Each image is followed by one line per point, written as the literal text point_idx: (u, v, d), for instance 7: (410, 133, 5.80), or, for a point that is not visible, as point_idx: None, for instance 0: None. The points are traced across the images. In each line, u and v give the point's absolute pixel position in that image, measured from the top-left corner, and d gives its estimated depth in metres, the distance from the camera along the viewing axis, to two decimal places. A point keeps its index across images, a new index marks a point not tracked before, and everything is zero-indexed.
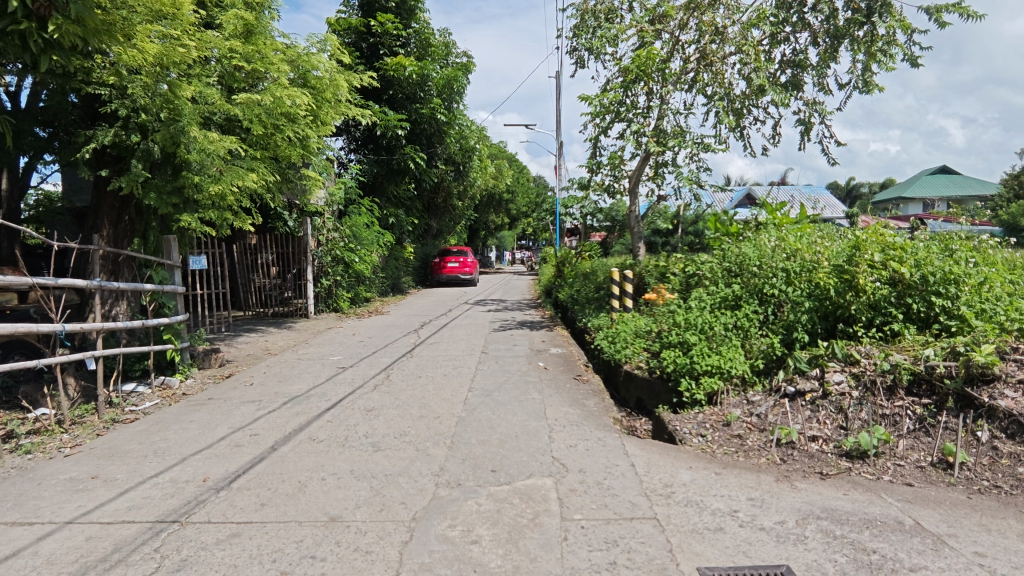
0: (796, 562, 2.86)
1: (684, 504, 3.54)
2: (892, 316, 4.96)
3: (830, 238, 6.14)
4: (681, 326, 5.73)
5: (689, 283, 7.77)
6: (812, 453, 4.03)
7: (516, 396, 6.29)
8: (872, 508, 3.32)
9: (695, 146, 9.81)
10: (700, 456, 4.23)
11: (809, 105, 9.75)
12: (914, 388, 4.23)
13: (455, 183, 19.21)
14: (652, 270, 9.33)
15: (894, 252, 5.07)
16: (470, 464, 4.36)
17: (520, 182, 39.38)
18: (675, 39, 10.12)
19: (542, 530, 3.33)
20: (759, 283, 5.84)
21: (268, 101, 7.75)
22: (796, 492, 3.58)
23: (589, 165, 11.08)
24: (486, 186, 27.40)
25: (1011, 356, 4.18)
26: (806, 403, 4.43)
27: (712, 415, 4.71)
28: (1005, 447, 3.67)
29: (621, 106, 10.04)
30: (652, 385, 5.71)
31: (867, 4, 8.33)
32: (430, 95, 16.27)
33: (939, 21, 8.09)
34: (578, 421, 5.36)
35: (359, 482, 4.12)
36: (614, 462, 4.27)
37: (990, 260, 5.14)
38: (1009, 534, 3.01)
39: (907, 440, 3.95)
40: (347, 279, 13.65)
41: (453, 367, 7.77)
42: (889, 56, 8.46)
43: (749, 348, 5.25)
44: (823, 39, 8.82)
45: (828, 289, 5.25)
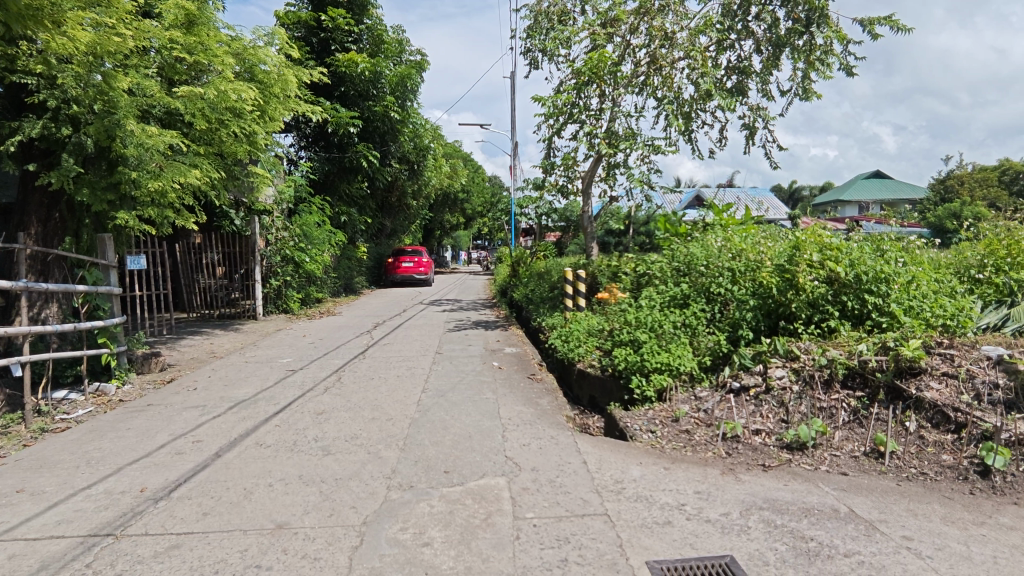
0: (739, 551, 2.96)
1: (634, 500, 3.60)
2: (829, 313, 5.18)
3: (772, 238, 6.38)
4: (632, 325, 5.85)
5: (641, 282, 7.96)
6: (755, 445, 4.17)
7: (470, 396, 6.28)
8: (810, 497, 3.47)
9: (645, 148, 10.03)
10: (650, 452, 4.31)
11: (754, 111, 10.09)
12: (849, 381, 4.44)
13: (409, 182, 18.99)
14: (605, 270, 9.52)
15: (831, 252, 5.28)
16: (422, 466, 4.32)
17: (475, 182, 39.29)
18: (626, 43, 10.31)
19: (494, 530, 3.32)
20: (706, 282, 6.05)
21: (212, 95, 7.43)
22: (740, 484, 3.70)
23: (543, 165, 11.17)
24: (441, 185, 27.23)
25: (936, 351, 4.45)
26: (750, 398, 4.58)
27: (661, 411, 4.81)
28: (931, 436, 3.90)
29: (574, 108, 10.16)
30: (604, 383, 5.80)
31: (806, 15, 8.70)
32: (383, 92, 16.01)
33: (872, 33, 8.53)
34: (532, 420, 5.39)
35: (307, 487, 4.01)
36: (566, 460, 4.31)
37: (918, 260, 5.44)
38: (934, 517, 3.20)
39: (843, 431, 4.14)
40: (297, 279, 13.29)
41: (406, 368, 7.69)
42: (826, 65, 8.86)
43: (696, 346, 5.40)
44: (765, 47, 9.15)
45: (770, 288, 5.46)
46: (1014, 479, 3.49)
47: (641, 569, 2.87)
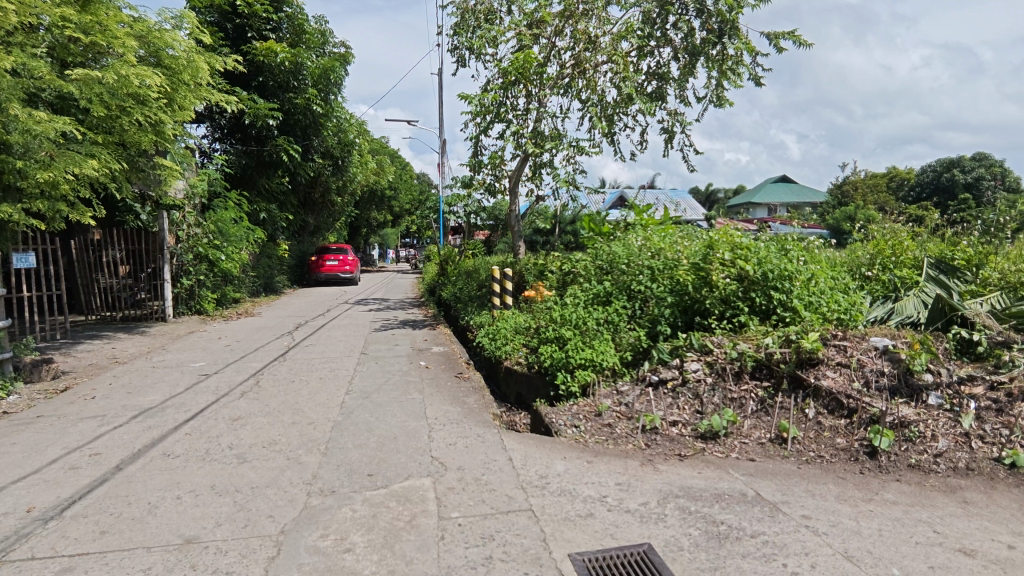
0: (656, 539, 3.08)
1: (558, 494, 3.67)
2: (739, 309, 5.47)
3: (688, 238, 6.66)
4: (557, 322, 5.97)
5: (566, 280, 8.11)
6: (672, 436, 4.35)
7: (396, 396, 6.16)
8: (721, 483, 3.67)
9: (571, 149, 10.25)
10: (573, 446, 4.40)
11: (672, 116, 10.52)
12: (757, 372, 4.72)
13: (333, 177, 18.41)
14: (531, 269, 9.66)
15: (741, 251, 5.59)
16: (345, 470, 4.19)
17: (403, 179, 38.67)
18: (552, 45, 10.46)
19: (419, 532, 3.28)
20: (627, 280, 6.27)
21: (111, 80, 6.83)
22: (658, 474, 3.85)
23: (471, 164, 11.15)
24: (367, 181, 26.60)
25: (832, 342, 4.80)
26: (667, 390, 4.78)
27: (585, 405, 4.91)
28: (827, 421, 4.21)
29: (501, 108, 10.21)
30: (531, 380, 5.87)
31: (719, 26, 9.16)
32: (304, 84, 15.35)
33: (777, 46, 9.11)
34: (459, 418, 5.37)
35: (220, 498, 3.80)
36: (492, 458, 4.33)
37: (818, 259, 5.83)
38: (829, 496, 3.46)
39: (751, 419, 4.39)
40: (212, 279, 12.55)
41: (329, 370, 7.45)
42: (737, 74, 9.39)
43: (618, 341, 5.57)
44: (682, 55, 9.56)
45: (686, 285, 5.73)
46: (896, 458, 3.84)
47: (564, 561, 2.93)
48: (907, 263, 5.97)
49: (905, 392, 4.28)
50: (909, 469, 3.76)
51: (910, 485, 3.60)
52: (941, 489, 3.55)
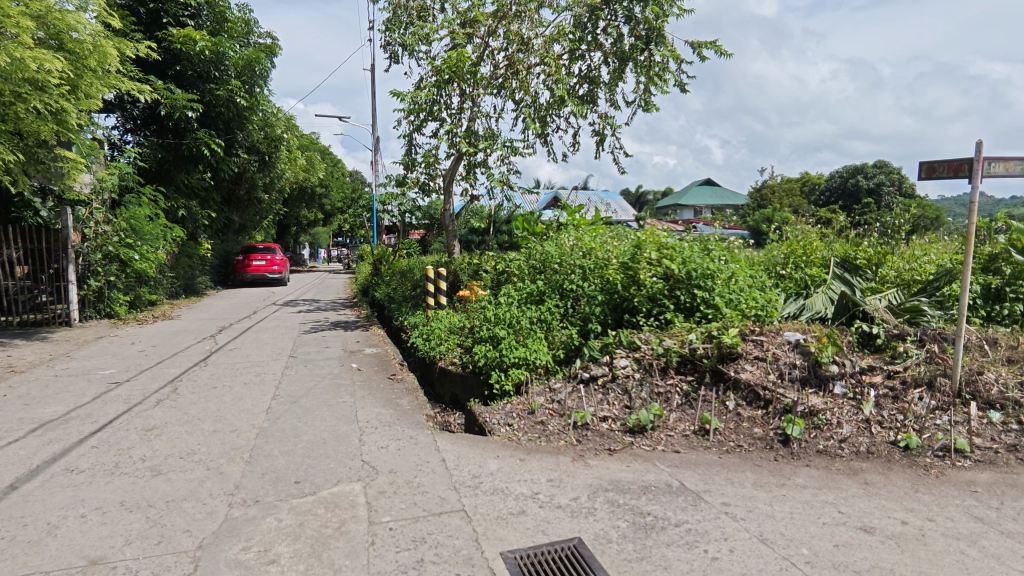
0: (586, 533, 3.14)
1: (490, 493, 3.67)
2: (665, 307, 5.64)
3: (617, 238, 6.84)
4: (491, 321, 6.01)
5: (500, 280, 8.15)
6: (602, 431, 4.46)
7: (325, 400, 5.98)
8: (648, 475, 3.79)
9: (505, 149, 10.30)
10: (507, 445, 4.43)
11: (603, 118, 10.77)
12: (682, 367, 4.92)
13: (259, 173, 17.68)
14: (466, 268, 9.73)
15: (667, 251, 5.79)
16: (270, 478, 4.02)
17: (335, 176, 37.63)
18: (485, 45, 10.48)
19: (348, 538, 3.20)
20: (559, 279, 6.38)
21: (4, 62, 6.21)
22: (588, 469, 3.93)
23: (404, 162, 10.99)
24: (297, 178, 25.71)
25: (750, 337, 5.06)
26: (598, 387, 4.90)
27: (518, 404, 4.96)
28: (746, 412, 4.44)
29: (434, 106, 10.11)
30: (465, 380, 5.87)
31: (646, 33, 9.46)
32: (227, 75, 14.52)
33: (701, 55, 9.52)
34: (391, 421, 5.27)
35: (130, 515, 3.55)
36: (425, 459, 4.28)
37: (738, 258, 6.11)
38: (746, 483, 3.65)
39: (677, 412, 4.56)
40: (124, 280, 11.72)
41: (255, 374, 7.12)
42: (663, 80, 9.73)
43: (551, 340, 5.66)
44: (612, 59, 9.81)
45: (616, 284, 5.90)
46: (807, 444, 4.10)
47: (496, 560, 2.94)
48: (815, 262, 6.38)
49: (815, 382, 4.57)
50: (818, 454, 4.02)
51: (819, 469, 3.85)
52: (845, 472, 3.81)
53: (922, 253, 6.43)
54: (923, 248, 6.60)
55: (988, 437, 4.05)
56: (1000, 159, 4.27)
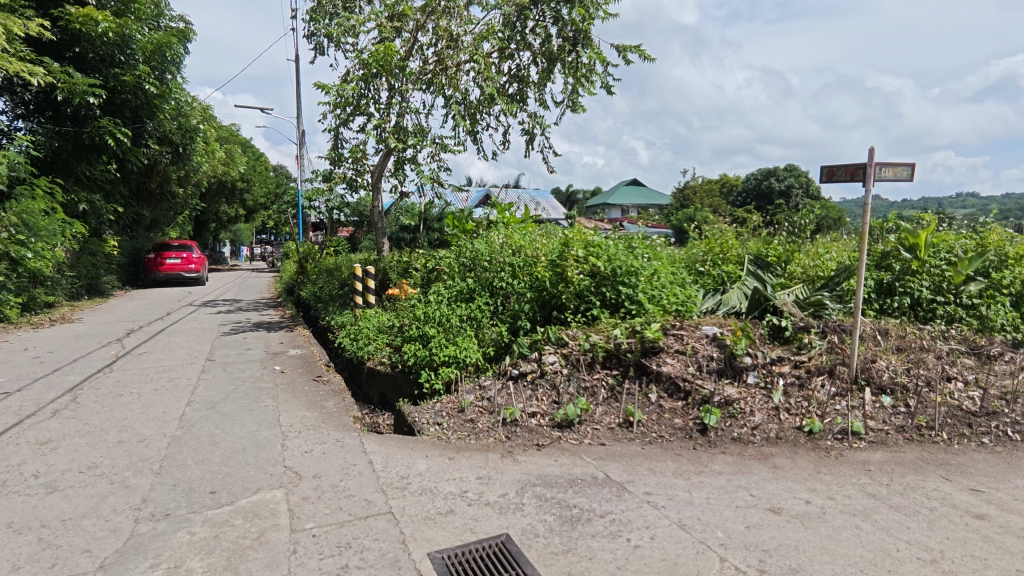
0: (514, 529, 3.16)
1: (418, 493, 3.63)
2: (592, 303, 5.76)
3: (546, 236, 6.92)
4: (421, 319, 5.94)
5: (430, 277, 8.07)
6: (531, 427, 4.51)
7: (245, 405, 5.69)
8: (575, 468, 3.86)
9: (435, 146, 10.20)
10: (436, 444, 4.39)
11: (532, 118, 10.87)
12: (607, 362, 5.05)
13: (172, 165, 16.63)
14: (395, 266, 9.67)
15: (593, 249, 5.91)
16: (182, 490, 3.79)
17: (258, 170, 36.01)
18: (414, 40, 10.33)
19: (267, 548, 3.06)
20: (489, 277, 6.39)
21: None
22: (517, 465, 3.96)
23: (331, 157, 10.64)
24: (216, 171, 24.39)
25: (671, 331, 5.26)
26: (527, 383, 4.97)
27: (448, 402, 4.95)
28: (667, 404, 4.61)
29: (361, 100, 9.83)
30: (394, 379, 5.79)
31: (573, 35, 9.63)
32: (134, 60, 13.52)
33: (626, 58, 9.80)
34: (316, 424, 5.09)
35: (19, 537, 3.24)
36: (351, 462, 4.17)
37: (661, 255, 6.32)
38: (667, 472, 3.80)
39: (602, 406, 4.67)
40: (15, 279, 10.68)
41: (167, 380, 6.68)
42: (590, 82, 9.93)
43: (481, 337, 5.67)
44: (541, 59, 9.92)
45: (545, 281, 5.98)
46: (723, 433, 4.30)
47: (424, 561, 2.91)
48: (731, 259, 6.71)
49: (730, 373, 4.82)
50: (732, 442, 4.24)
51: (733, 455, 4.06)
52: (757, 457, 4.04)
53: (824, 251, 6.91)
54: (826, 246, 7.10)
55: (880, 419, 4.41)
56: (889, 165, 4.65)
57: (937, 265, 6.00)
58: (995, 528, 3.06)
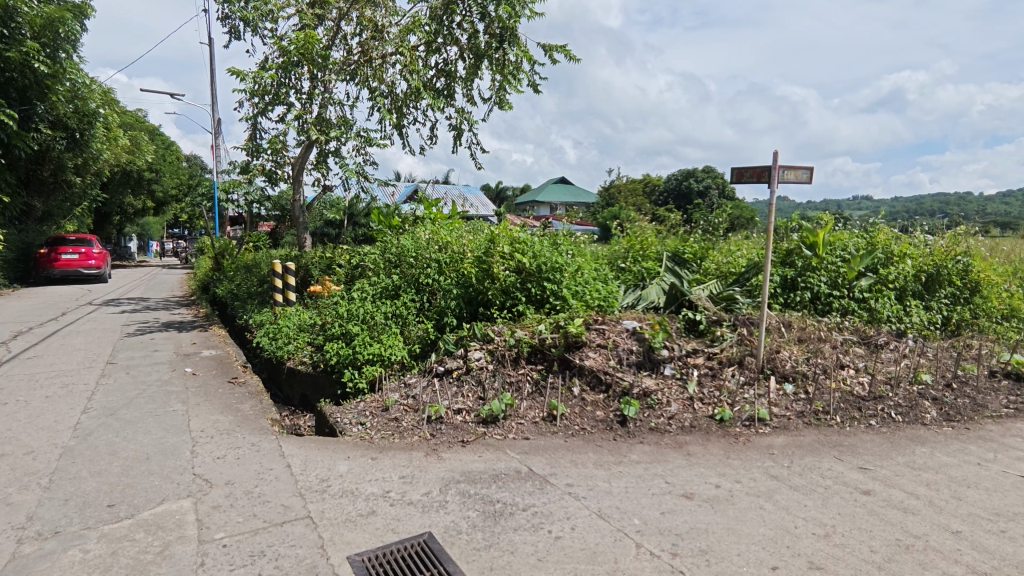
0: (437, 527, 3.13)
1: (338, 496, 3.52)
2: (517, 299, 5.80)
3: (473, 231, 6.89)
4: (343, 317, 5.77)
5: (354, 274, 7.85)
6: (456, 424, 4.49)
7: (150, 410, 5.32)
8: (499, 463, 3.88)
9: (359, 139, 9.92)
10: (358, 444, 4.28)
11: (460, 113, 10.80)
12: (532, 357, 5.11)
13: (68, 152, 15.24)
14: (318, 263, 9.37)
15: (519, 245, 5.96)
16: (75, 505, 3.49)
17: (168, 161, 33.69)
18: (337, 29, 9.99)
19: (172, 562, 2.88)
20: (415, 273, 6.29)
21: None
22: (441, 463, 3.93)
23: (247, 147, 10.11)
24: (119, 160, 22.60)
25: (593, 326, 5.39)
26: (453, 380, 4.96)
27: (372, 402, 4.87)
28: (589, 397, 4.72)
29: (281, 88, 9.40)
30: (316, 380, 5.62)
31: (500, 32, 9.64)
32: (20, 35, 12.26)
33: (552, 58, 9.93)
34: (230, 428, 4.84)
35: None
36: (267, 467, 3.99)
37: (584, 252, 6.45)
38: (589, 464, 3.89)
39: (527, 401, 4.72)
40: None
41: (60, 386, 6.13)
42: (517, 79, 10.00)
43: (406, 335, 5.59)
44: (468, 55, 9.87)
45: (471, 277, 5.96)
46: (641, 423, 4.46)
47: (342, 565, 2.82)
48: (651, 256, 6.97)
49: (648, 366, 5.00)
50: (649, 431, 4.39)
51: (651, 445, 4.22)
52: (672, 445, 4.21)
53: (736, 248, 7.30)
54: (737, 244, 7.50)
55: (783, 406, 4.71)
56: (791, 168, 4.97)
57: (834, 262, 6.50)
58: (879, 502, 3.35)
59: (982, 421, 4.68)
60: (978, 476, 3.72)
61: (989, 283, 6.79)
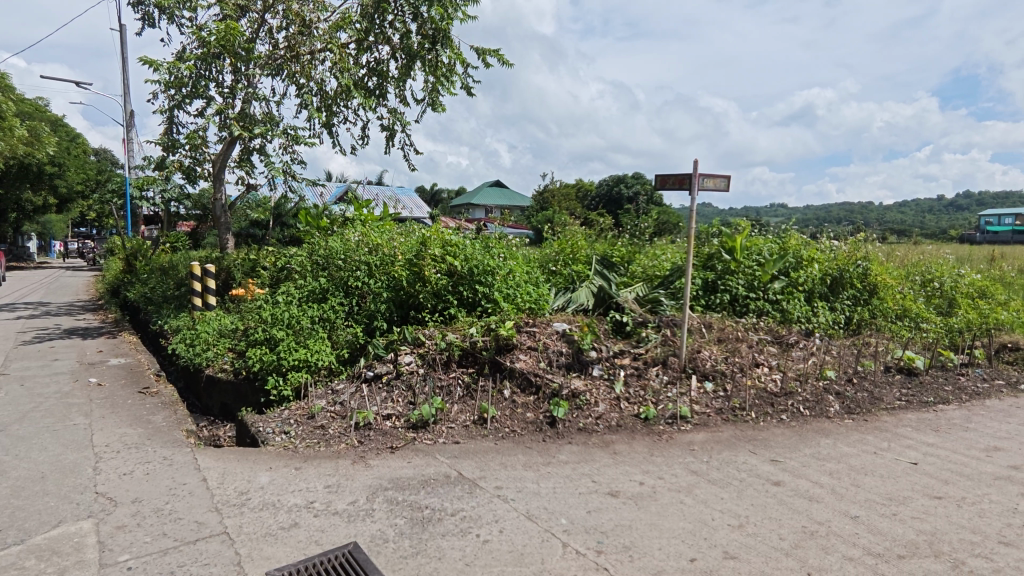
0: (362, 537, 3.05)
1: (258, 509, 3.37)
2: (449, 302, 5.77)
3: (404, 234, 6.78)
4: (267, 321, 5.53)
5: (278, 277, 7.54)
6: (385, 430, 4.40)
7: (47, 425, 4.88)
8: (428, 469, 3.84)
9: (286, 137, 9.56)
10: (281, 454, 4.11)
11: (392, 114, 10.62)
12: (463, 360, 5.10)
13: None
14: (240, 265, 8.94)
15: (451, 248, 5.91)
16: None
17: (72, 153, 31.18)
18: (261, 21, 9.59)
19: None
20: (344, 276, 6.11)
21: None
22: (368, 470, 3.83)
23: (163, 141, 9.51)
24: (16, 151, 20.68)
25: (524, 328, 5.43)
26: (382, 385, 4.87)
27: (296, 409, 4.70)
28: (520, 399, 4.75)
29: (199, 81, 8.91)
30: (237, 387, 5.38)
31: (433, 33, 9.57)
32: None
33: (485, 61, 9.96)
34: (139, 442, 4.52)
35: None
36: (181, 481, 3.75)
37: (516, 255, 6.48)
38: (518, 466, 3.91)
39: (458, 404, 4.69)
40: None
41: None
42: (450, 81, 9.95)
43: (334, 339, 5.42)
44: (400, 55, 9.73)
45: (401, 280, 5.87)
46: (570, 423, 4.52)
47: None
48: (581, 259, 7.11)
49: (577, 367, 5.10)
50: (578, 432, 4.47)
51: (579, 445, 4.29)
52: (599, 445, 4.30)
53: (661, 252, 7.57)
54: (662, 248, 7.78)
55: (703, 403, 4.92)
56: (710, 177, 5.21)
57: (751, 266, 6.88)
58: (787, 492, 3.57)
59: (878, 413, 5.08)
60: (874, 464, 4.02)
61: (885, 285, 7.37)
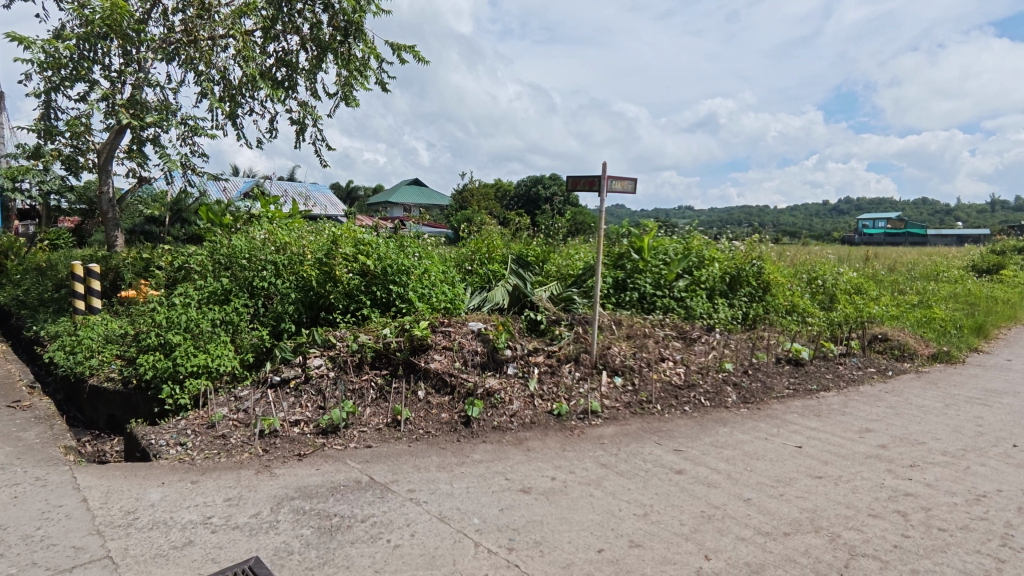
0: (265, 550, 2.90)
1: (148, 528, 3.11)
2: (361, 302, 5.61)
3: (314, 232, 6.53)
4: (162, 326, 5.13)
5: (174, 277, 7.03)
6: (292, 436, 4.21)
7: None
8: (338, 475, 3.71)
9: (183, 127, 8.93)
10: (175, 468, 3.83)
11: (301, 107, 10.20)
12: (377, 362, 4.98)
13: None
14: (131, 264, 8.25)
15: (363, 247, 5.75)
16: None
17: None
18: (155, 2, 8.90)
19: None
20: (248, 276, 5.78)
21: None
22: (273, 480, 3.65)
23: (38, 127, 8.59)
24: None
25: (440, 328, 5.38)
26: (290, 390, 4.67)
27: (194, 419, 4.40)
28: (434, 399, 4.70)
29: (82, 63, 8.14)
30: (127, 398, 4.96)
31: (345, 25, 9.27)
32: None
33: (400, 57, 9.78)
34: (6, 462, 4.05)
35: None
36: (57, 504, 3.40)
37: (432, 254, 6.40)
38: (431, 467, 3.87)
39: (370, 407, 4.58)
40: None
41: None
42: (364, 76, 9.70)
43: (237, 343, 5.12)
44: (310, 46, 9.35)
45: (311, 280, 5.63)
46: (484, 422, 4.52)
47: None
48: (496, 258, 7.15)
49: (492, 366, 5.12)
50: (493, 430, 4.48)
51: (493, 443, 4.30)
52: (513, 442, 4.34)
53: (575, 252, 7.78)
54: (575, 248, 7.99)
55: (613, 398, 5.09)
56: (618, 179, 5.40)
57: (657, 265, 7.24)
58: (688, 479, 3.76)
59: (769, 401, 5.47)
60: (764, 449, 4.33)
61: (777, 283, 7.96)
